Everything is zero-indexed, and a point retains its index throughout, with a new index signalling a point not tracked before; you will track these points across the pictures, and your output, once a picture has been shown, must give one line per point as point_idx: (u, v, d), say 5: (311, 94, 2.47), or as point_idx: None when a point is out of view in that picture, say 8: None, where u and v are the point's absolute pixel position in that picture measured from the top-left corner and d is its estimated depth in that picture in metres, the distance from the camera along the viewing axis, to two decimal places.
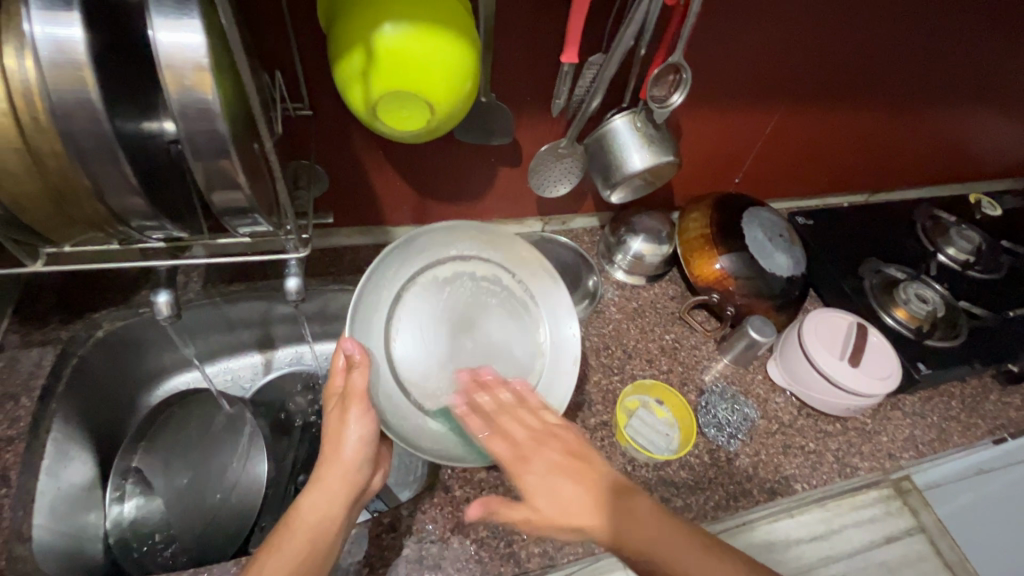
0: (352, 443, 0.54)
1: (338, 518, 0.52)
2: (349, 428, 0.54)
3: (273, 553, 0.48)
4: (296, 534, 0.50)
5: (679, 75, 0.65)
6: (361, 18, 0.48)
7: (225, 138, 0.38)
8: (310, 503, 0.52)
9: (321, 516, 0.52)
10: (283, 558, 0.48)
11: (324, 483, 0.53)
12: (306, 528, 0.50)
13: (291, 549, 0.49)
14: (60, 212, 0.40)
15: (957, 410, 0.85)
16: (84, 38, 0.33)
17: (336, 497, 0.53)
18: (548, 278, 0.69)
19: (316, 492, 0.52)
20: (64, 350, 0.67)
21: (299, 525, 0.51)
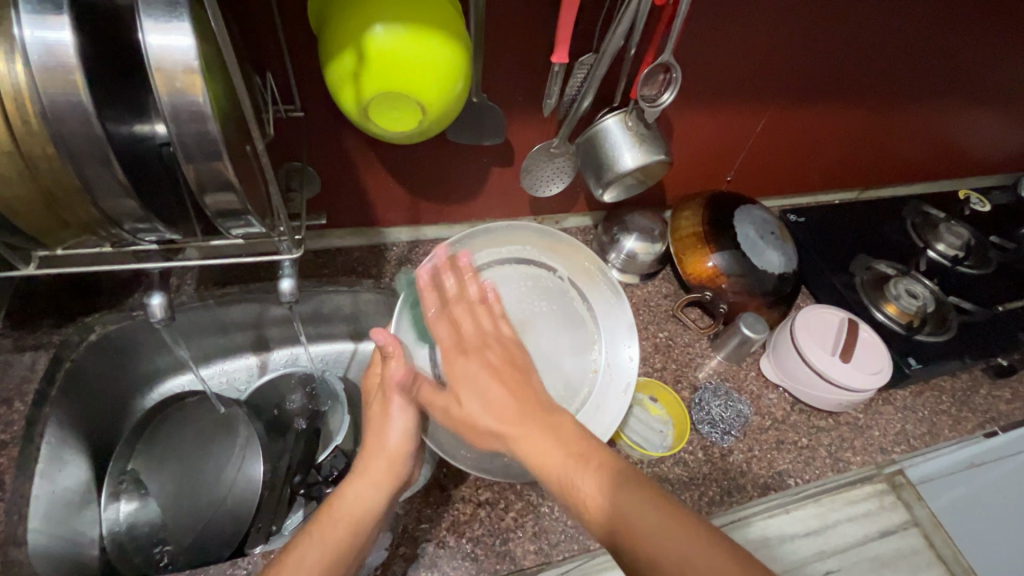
0: (397, 433, 0.58)
1: (378, 506, 0.55)
2: (393, 421, 0.59)
3: (312, 538, 0.51)
4: (340, 525, 0.52)
5: (669, 74, 0.66)
6: (352, 20, 0.48)
7: (216, 140, 0.38)
8: (354, 495, 0.55)
9: (364, 508, 0.54)
10: (325, 545, 0.50)
11: (368, 473, 0.56)
12: (348, 518, 0.53)
13: (334, 537, 0.51)
14: (54, 215, 0.40)
15: (948, 404, 0.86)
16: (73, 41, 0.34)
17: (380, 487, 0.56)
18: (609, 292, 0.75)
19: (361, 484, 0.56)
20: (56, 355, 0.66)
21: (341, 515, 0.53)
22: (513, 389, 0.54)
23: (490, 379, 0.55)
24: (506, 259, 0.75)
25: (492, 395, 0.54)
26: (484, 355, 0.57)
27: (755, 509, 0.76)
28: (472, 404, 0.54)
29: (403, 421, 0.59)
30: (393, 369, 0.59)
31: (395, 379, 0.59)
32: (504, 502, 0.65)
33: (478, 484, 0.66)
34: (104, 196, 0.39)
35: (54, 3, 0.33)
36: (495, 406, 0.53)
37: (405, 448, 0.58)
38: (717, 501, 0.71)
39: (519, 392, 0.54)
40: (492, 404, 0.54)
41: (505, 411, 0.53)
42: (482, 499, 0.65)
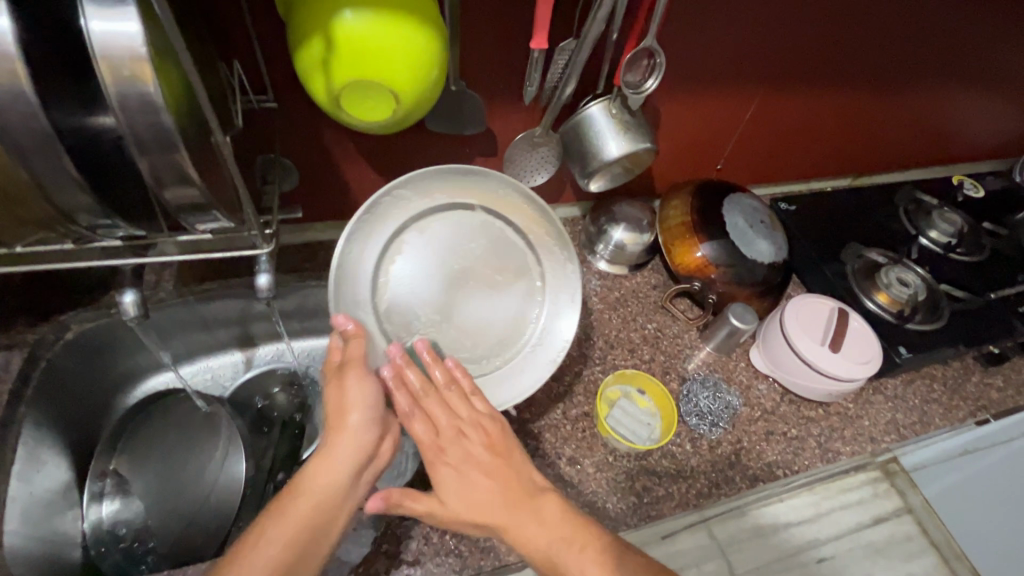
0: (356, 400, 0.55)
1: (343, 482, 0.52)
2: (350, 389, 0.55)
3: (279, 515, 0.48)
4: (303, 501, 0.50)
5: (653, 60, 0.64)
6: (319, 6, 0.47)
7: (171, 132, 0.36)
8: (312, 474, 0.51)
9: (331, 483, 0.51)
10: (283, 525, 0.47)
11: (331, 448, 0.52)
12: (309, 497, 0.50)
13: (298, 514, 0.49)
14: (8, 212, 0.39)
15: (939, 392, 0.85)
16: (12, 28, 0.32)
17: (344, 461, 0.52)
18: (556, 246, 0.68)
19: (325, 458, 0.52)
20: (31, 354, 0.65)
21: (302, 496, 0.50)
22: (497, 472, 0.55)
23: (482, 472, 0.54)
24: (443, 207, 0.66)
25: (478, 465, 0.55)
26: (466, 442, 0.56)
27: (750, 497, 0.76)
28: (454, 497, 0.53)
29: (359, 389, 0.55)
30: (352, 348, 0.57)
31: (355, 355, 0.57)
32: None
33: None
34: (57, 191, 0.38)
35: None
36: (477, 501, 0.53)
37: (366, 425, 0.54)
38: (705, 494, 0.70)
39: (497, 474, 0.54)
40: (474, 499, 0.53)
41: (495, 501, 0.52)
42: None
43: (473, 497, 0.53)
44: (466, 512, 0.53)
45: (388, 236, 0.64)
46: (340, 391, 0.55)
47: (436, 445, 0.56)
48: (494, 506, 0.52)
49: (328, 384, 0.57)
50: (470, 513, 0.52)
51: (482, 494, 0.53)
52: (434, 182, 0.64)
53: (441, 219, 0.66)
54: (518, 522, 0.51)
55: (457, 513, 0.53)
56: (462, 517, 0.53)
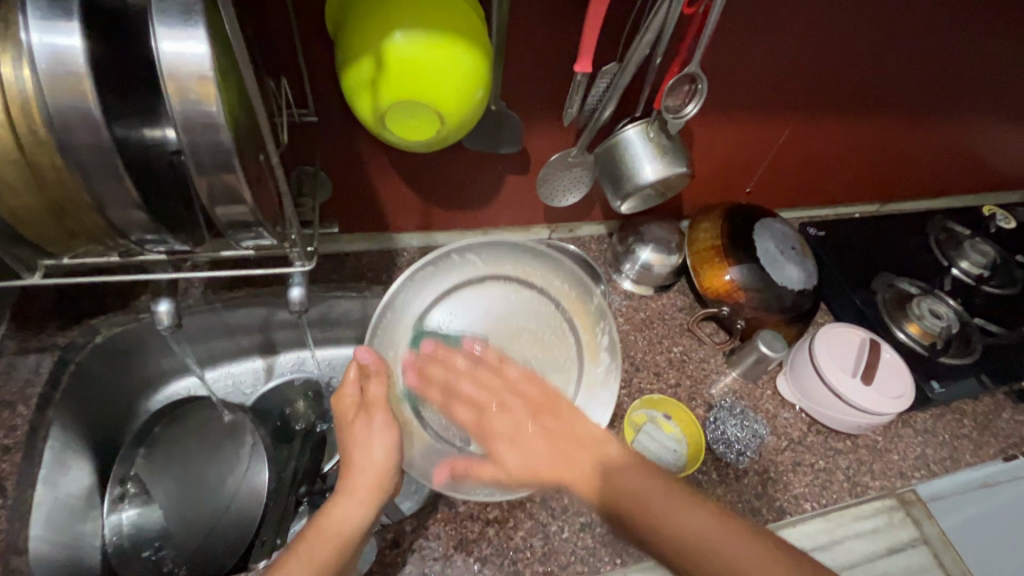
0: (381, 448, 0.55)
1: (366, 522, 0.52)
2: (376, 438, 0.55)
3: (300, 558, 0.48)
4: (326, 543, 0.50)
5: (695, 85, 0.64)
6: (371, 26, 0.47)
7: (229, 151, 0.36)
8: (338, 513, 0.52)
9: (350, 525, 0.52)
10: (308, 565, 0.47)
11: (353, 491, 0.53)
12: (336, 535, 0.50)
13: (319, 556, 0.48)
14: (59, 224, 0.39)
15: (969, 428, 0.83)
16: (84, 48, 0.32)
17: (366, 504, 0.53)
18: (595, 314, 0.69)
19: (348, 502, 0.52)
20: (61, 357, 0.65)
21: (330, 534, 0.50)
22: (551, 432, 0.55)
23: (535, 436, 0.56)
24: (499, 275, 0.68)
25: (537, 449, 0.55)
26: (510, 412, 0.58)
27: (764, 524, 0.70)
28: (512, 459, 0.55)
29: (385, 446, 0.55)
30: (375, 388, 0.58)
31: (377, 398, 0.57)
32: (513, 520, 0.64)
33: (486, 500, 0.65)
34: (111, 206, 0.38)
35: (64, 8, 0.32)
36: (536, 457, 0.54)
37: (388, 469, 0.55)
38: None
39: (568, 455, 0.54)
40: (531, 459, 0.55)
41: (545, 455, 0.54)
42: (490, 517, 0.64)
43: (530, 456, 0.55)
44: (524, 470, 0.55)
45: (437, 293, 0.67)
46: (363, 440, 0.55)
47: (481, 423, 0.58)
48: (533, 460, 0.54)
49: (351, 425, 0.57)
50: (528, 471, 0.54)
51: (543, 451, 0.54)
52: (503, 253, 0.68)
53: (494, 282, 0.68)
54: (551, 463, 0.53)
55: (516, 472, 0.55)
56: (519, 475, 0.55)
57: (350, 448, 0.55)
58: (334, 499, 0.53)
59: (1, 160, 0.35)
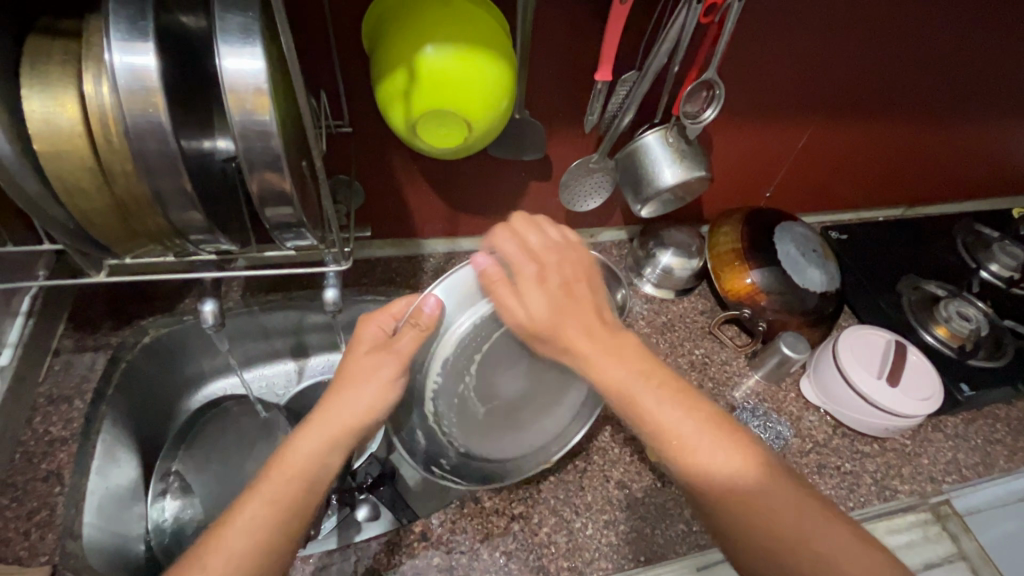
0: (366, 399, 0.51)
1: (334, 466, 0.50)
2: (370, 383, 0.51)
3: (254, 497, 0.46)
4: (286, 477, 0.47)
5: (712, 91, 0.66)
6: (405, 40, 0.50)
7: (279, 155, 0.39)
8: (305, 443, 0.49)
9: (314, 461, 0.49)
10: (265, 500, 0.46)
11: (323, 425, 0.50)
12: (296, 472, 0.47)
13: (280, 494, 0.46)
14: (125, 225, 0.43)
15: (1003, 433, 0.82)
16: (157, 66, 0.35)
17: (334, 445, 0.50)
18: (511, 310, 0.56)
19: (312, 436, 0.50)
20: (114, 355, 0.70)
21: (290, 469, 0.48)
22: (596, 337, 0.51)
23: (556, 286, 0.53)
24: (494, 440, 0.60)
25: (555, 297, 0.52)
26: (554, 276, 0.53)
27: None
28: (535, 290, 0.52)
29: (376, 390, 0.51)
30: (405, 340, 0.52)
31: (401, 353, 0.51)
32: (538, 516, 0.65)
33: (511, 497, 0.66)
34: (171, 210, 0.41)
35: (141, 29, 0.35)
36: (558, 301, 0.52)
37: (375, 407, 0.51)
38: None
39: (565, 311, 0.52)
40: (555, 302, 0.52)
41: (556, 307, 0.52)
42: (515, 512, 0.65)
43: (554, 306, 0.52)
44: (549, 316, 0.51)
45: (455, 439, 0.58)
46: (354, 378, 0.52)
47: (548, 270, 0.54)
48: (583, 338, 0.51)
49: (359, 358, 0.52)
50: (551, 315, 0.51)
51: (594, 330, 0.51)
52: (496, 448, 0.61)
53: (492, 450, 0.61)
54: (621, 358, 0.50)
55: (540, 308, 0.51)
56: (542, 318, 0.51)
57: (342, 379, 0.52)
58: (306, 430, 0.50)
59: (78, 167, 0.39)
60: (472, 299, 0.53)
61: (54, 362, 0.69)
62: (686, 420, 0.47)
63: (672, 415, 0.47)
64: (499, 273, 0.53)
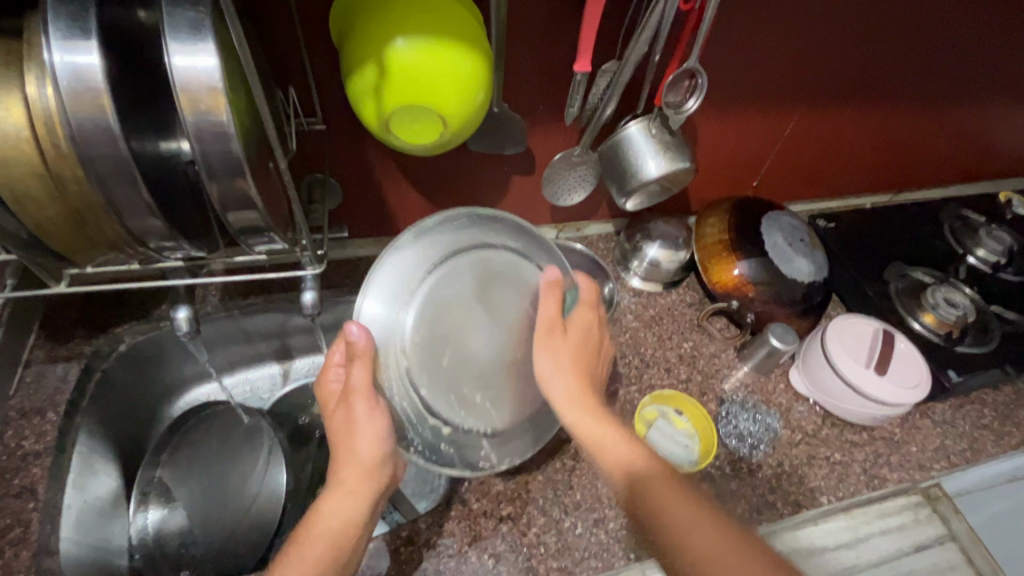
0: (367, 444, 0.51)
1: (361, 520, 0.52)
2: (360, 428, 0.51)
3: (296, 560, 0.49)
4: (319, 539, 0.50)
5: (695, 80, 0.65)
6: (373, 33, 0.48)
7: (239, 157, 0.37)
8: (332, 509, 0.52)
9: (345, 522, 0.52)
10: (305, 566, 0.49)
11: (341, 484, 0.52)
12: (331, 532, 0.51)
13: (314, 555, 0.49)
14: (81, 233, 0.41)
15: (990, 418, 0.82)
16: (102, 65, 0.34)
17: (358, 498, 0.52)
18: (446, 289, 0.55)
19: (336, 499, 0.52)
20: (87, 365, 0.68)
21: (326, 532, 0.51)
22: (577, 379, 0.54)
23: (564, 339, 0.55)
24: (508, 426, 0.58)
25: (562, 357, 0.55)
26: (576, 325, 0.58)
27: (786, 522, 0.69)
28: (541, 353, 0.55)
29: (373, 437, 0.51)
30: (354, 373, 0.51)
31: (358, 384, 0.50)
32: (526, 517, 0.64)
33: (499, 498, 0.65)
34: (129, 216, 0.40)
35: (83, 27, 0.33)
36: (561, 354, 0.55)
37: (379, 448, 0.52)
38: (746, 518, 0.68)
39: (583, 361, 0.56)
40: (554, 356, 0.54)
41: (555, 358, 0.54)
42: (503, 514, 0.64)
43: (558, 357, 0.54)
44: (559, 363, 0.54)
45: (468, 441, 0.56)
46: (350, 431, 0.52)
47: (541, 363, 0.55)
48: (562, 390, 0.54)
49: (337, 410, 0.53)
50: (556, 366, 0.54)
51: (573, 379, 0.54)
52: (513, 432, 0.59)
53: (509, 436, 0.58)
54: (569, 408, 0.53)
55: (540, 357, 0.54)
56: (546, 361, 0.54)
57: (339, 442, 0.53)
58: (329, 492, 0.53)
59: (26, 174, 0.37)
60: (401, 297, 0.54)
61: (25, 374, 0.67)
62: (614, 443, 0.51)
63: (621, 454, 0.50)
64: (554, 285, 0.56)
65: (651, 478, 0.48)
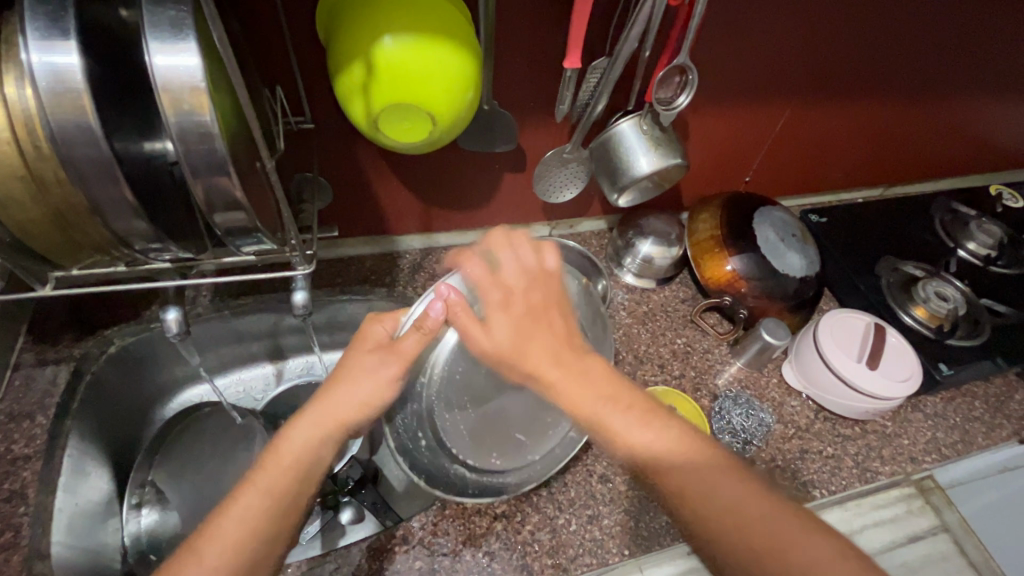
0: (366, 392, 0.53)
1: (325, 457, 0.51)
2: (369, 379, 0.53)
3: (249, 485, 0.47)
4: (278, 467, 0.48)
5: (685, 77, 0.65)
6: (360, 31, 0.48)
7: (224, 157, 0.37)
8: (298, 438, 0.50)
9: (307, 452, 0.50)
10: (262, 489, 0.47)
11: (315, 416, 0.52)
12: (286, 462, 0.49)
13: (273, 483, 0.47)
14: (65, 236, 0.40)
15: (981, 410, 0.82)
16: (81, 65, 0.33)
17: (325, 434, 0.51)
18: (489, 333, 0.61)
19: (306, 427, 0.51)
20: (77, 368, 0.68)
21: (285, 460, 0.49)
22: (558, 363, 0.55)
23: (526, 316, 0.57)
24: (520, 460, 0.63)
25: (522, 337, 0.56)
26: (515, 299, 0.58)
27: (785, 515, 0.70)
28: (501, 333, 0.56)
29: (372, 388, 0.53)
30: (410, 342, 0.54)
31: (405, 353, 0.54)
32: (521, 514, 0.64)
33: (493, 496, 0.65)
34: (112, 218, 0.39)
35: (62, 26, 0.33)
36: (523, 337, 0.56)
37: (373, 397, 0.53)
38: None
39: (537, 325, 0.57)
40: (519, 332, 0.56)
41: (512, 334, 0.56)
42: (498, 511, 0.64)
43: (519, 336, 0.56)
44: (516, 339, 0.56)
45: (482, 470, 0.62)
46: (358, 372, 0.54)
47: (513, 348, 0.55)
48: (547, 359, 0.55)
49: (360, 355, 0.55)
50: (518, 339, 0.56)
51: (555, 351, 0.55)
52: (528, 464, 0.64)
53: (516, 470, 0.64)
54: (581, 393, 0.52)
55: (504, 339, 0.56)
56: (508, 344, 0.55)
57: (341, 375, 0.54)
58: (299, 421, 0.51)
59: (7, 176, 0.37)
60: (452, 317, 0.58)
61: (14, 378, 0.67)
62: (639, 429, 0.48)
63: (643, 436, 0.48)
64: (460, 302, 0.56)
65: (670, 454, 0.46)
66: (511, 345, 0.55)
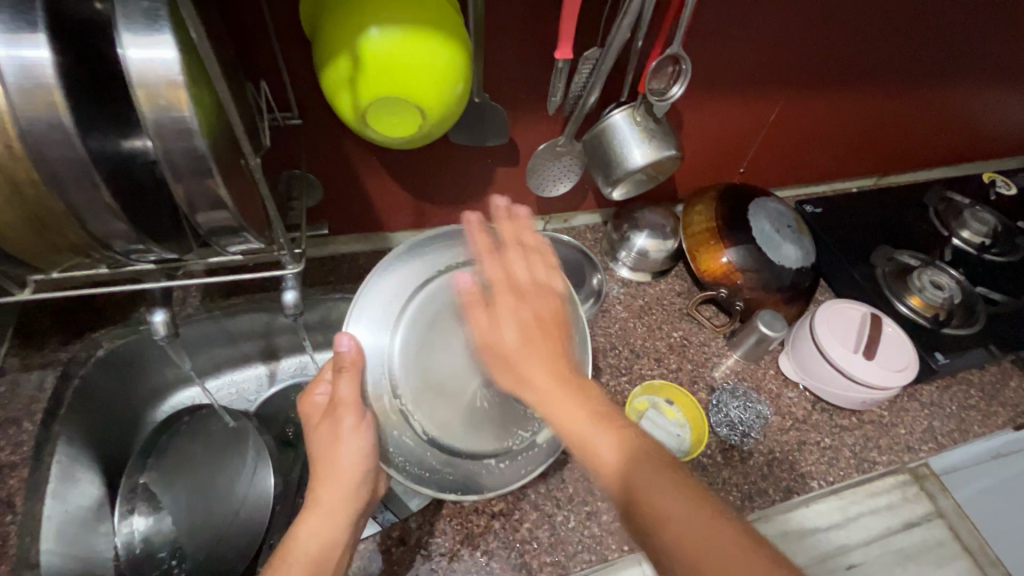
0: (350, 456, 0.53)
1: (342, 537, 0.52)
2: (343, 443, 0.53)
3: None
4: (297, 567, 0.49)
5: (678, 66, 0.64)
6: (345, 23, 0.46)
7: (206, 156, 0.36)
8: (308, 530, 0.51)
9: (323, 541, 0.51)
10: None
11: (319, 505, 0.52)
12: (307, 557, 0.49)
13: None
14: (42, 238, 0.39)
15: (977, 398, 0.82)
16: (52, 60, 0.32)
17: (337, 516, 0.52)
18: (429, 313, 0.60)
19: (315, 519, 0.51)
20: (64, 372, 0.66)
21: (304, 555, 0.50)
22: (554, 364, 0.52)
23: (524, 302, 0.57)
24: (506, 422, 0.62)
25: (520, 330, 0.55)
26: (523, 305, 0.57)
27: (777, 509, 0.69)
28: (510, 331, 0.55)
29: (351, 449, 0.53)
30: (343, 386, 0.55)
31: (344, 398, 0.54)
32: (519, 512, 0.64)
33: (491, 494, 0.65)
34: (92, 219, 0.38)
35: (29, 19, 0.32)
36: (529, 339, 0.54)
37: (355, 461, 0.53)
38: (739, 507, 0.69)
39: (548, 344, 0.55)
40: (524, 317, 0.55)
41: (543, 351, 0.53)
42: (496, 510, 0.64)
43: (527, 331, 0.55)
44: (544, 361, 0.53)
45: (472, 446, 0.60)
46: (328, 449, 0.53)
47: (519, 349, 0.54)
48: (538, 368, 0.52)
49: (319, 427, 0.55)
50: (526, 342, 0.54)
51: (556, 370, 0.52)
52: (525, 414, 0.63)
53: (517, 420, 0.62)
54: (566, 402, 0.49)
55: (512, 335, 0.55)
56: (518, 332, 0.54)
57: (320, 456, 0.54)
58: (306, 516, 0.52)
59: None
60: (382, 328, 0.59)
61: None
62: (602, 434, 0.47)
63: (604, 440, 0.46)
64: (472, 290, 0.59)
65: (636, 467, 0.44)
66: (511, 350, 0.54)
